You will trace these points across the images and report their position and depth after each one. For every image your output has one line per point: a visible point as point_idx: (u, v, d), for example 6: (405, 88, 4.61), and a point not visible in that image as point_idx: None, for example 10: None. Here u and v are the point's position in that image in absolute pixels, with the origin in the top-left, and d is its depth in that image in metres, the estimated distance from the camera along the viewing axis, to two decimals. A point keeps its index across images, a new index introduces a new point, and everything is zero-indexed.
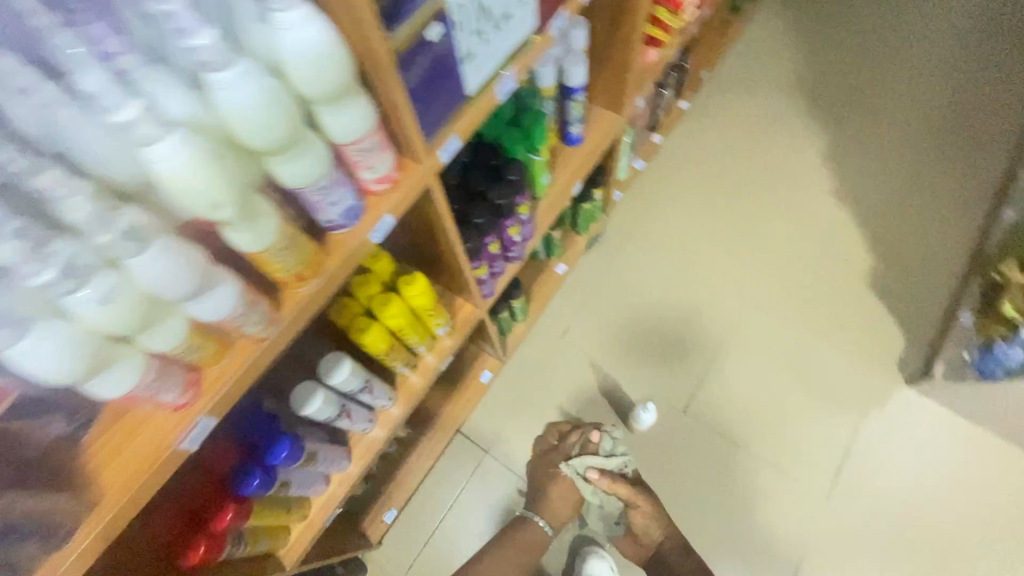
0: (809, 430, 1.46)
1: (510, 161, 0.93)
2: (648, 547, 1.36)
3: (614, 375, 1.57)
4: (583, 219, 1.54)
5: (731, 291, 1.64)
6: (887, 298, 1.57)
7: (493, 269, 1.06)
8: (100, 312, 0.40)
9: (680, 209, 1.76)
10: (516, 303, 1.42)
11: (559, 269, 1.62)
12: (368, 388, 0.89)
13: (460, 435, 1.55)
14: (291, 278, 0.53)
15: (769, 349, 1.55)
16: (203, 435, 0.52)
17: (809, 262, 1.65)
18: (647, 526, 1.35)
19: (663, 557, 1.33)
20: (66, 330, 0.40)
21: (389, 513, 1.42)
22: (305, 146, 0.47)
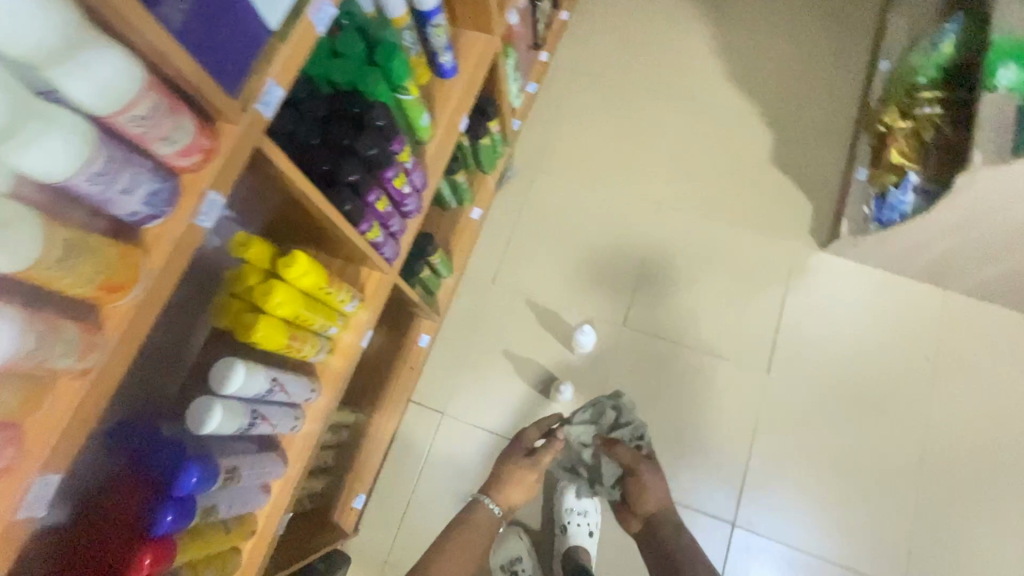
0: (741, 313, 1.51)
1: (372, 106, 0.84)
2: (641, 515, 1.24)
3: (550, 306, 1.56)
4: (485, 155, 1.50)
5: (646, 197, 1.63)
6: (791, 170, 1.61)
7: (390, 229, 0.98)
8: None
9: (581, 125, 1.72)
10: (433, 259, 1.36)
11: (474, 214, 1.58)
12: (278, 387, 0.82)
13: (413, 404, 1.51)
14: (99, 294, 0.48)
15: (692, 246, 1.58)
16: (50, 493, 0.48)
17: (715, 151, 1.66)
18: (643, 495, 1.23)
19: (653, 519, 1.22)
20: None
21: (358, 499, 1.39)
22: (48, 127, 0.40)
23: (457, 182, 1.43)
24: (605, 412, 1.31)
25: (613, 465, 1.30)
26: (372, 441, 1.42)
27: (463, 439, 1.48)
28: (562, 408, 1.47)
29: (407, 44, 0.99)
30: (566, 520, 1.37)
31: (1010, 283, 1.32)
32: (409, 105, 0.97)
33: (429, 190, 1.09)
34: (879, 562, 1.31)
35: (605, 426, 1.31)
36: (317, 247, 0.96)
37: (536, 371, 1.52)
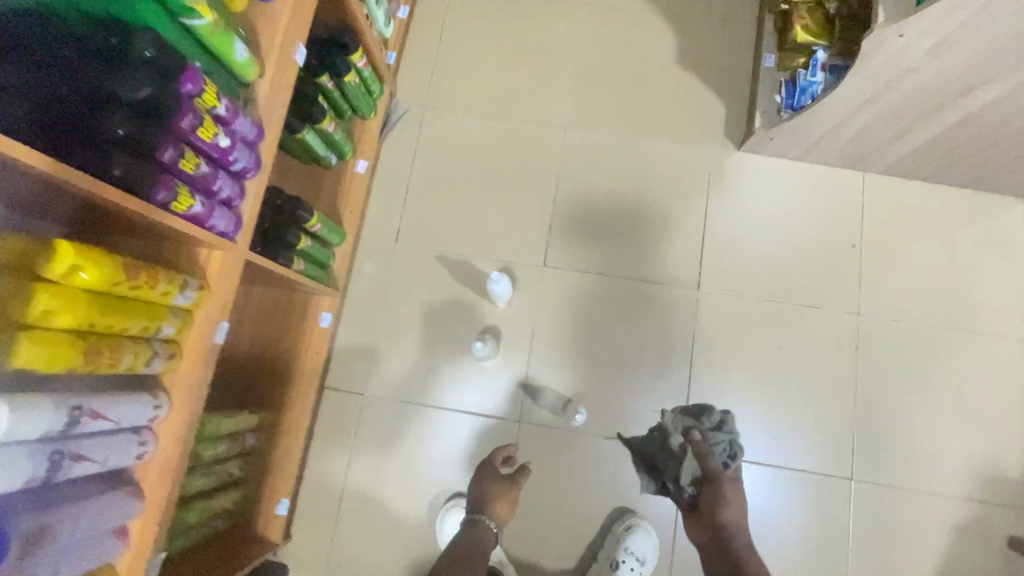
0: (666, 229, 1.41)
1: (133, 29, 0.62)
2: (709, 524, 1.05)
3: (462, 257, 1.41)
4: (357, 97, 1.31)
5: (551, 121, 1.47)
6: (697, 67, 1.48)
7: (217, 194, 0.79)
8: None
9: (469, 50, 1.52)
10: (314, 226, 1.19)
11: (359, 167, 1.41)
12: (91, 418, 0.66)
13: (328, 390, 1.36)
14: None
15: (605, 166, 1.45)
16: None
17: (618, 59, 1.50)
18: (722, 507, 1.04)
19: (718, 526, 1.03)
20: None
21: (281, 505, 1.25)
22: None
23: (328, 132, 1.26)
24: (716, 416, 1.14)
25: (695, 464, 1.06)
26: (287, 439, 1.27)
27: (396, 421, 1.34)
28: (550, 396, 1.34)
29: None
30: (618, 558, 1.22)
31: (926, 152, 1.27)
32: (207, 33, 0.74)
33: (270, 142, 0.89)
34: (832, 459, 1.29)
35: (706, 425, 1.13)
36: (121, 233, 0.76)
37: (459, 331, 1.38)
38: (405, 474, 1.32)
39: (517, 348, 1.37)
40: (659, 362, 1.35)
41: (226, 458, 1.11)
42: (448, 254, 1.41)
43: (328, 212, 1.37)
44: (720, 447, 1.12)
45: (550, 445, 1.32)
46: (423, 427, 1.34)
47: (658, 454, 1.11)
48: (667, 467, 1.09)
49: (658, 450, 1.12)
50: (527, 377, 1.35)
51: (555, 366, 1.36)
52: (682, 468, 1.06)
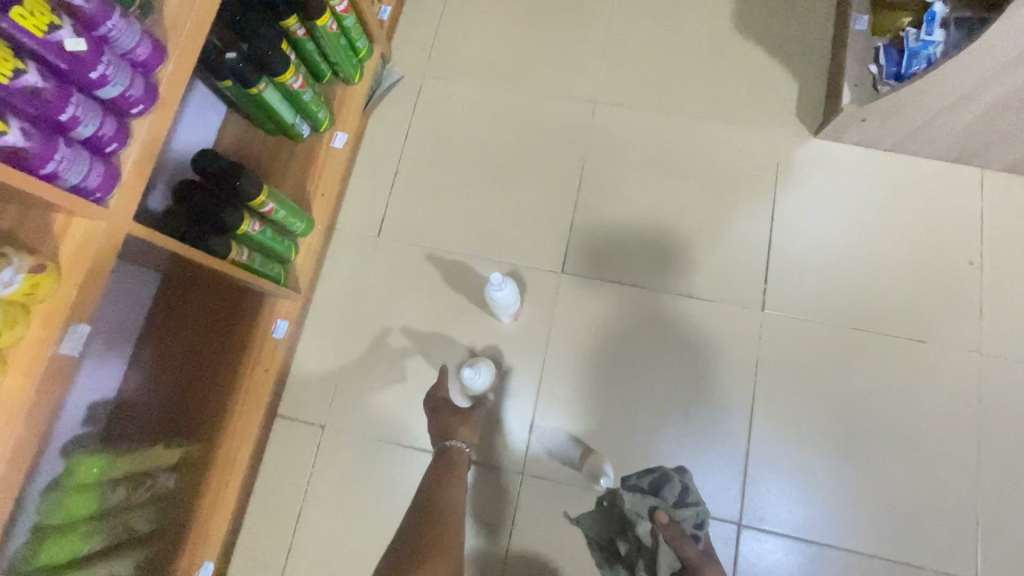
0: (718, 232, 1.11)
1: None
2: None
3: (457, 258, 1.12)
4: (336, 53, 1.05)
5: (575, 98, 1.19)
6: (763, 36, 1.19)
7: (68, 129, 0.52)
8: None
9: (478, 12, 1.26)
10: (265, 208, 0.91)
11: (337, 141, 1.13)
12: None
13: (281, 419, 1.07)
14: None
15: (642, 152, 1.16)
16: None
17: (661, 25, 1.22)
18: None
19: None
20: None
21: (206, 567, 0.96)
22: None
23: (296, 91, 0.99)
24: (670, 487, 0.87)
25: (672, 557, 0.80)
26: (221, 485, 0.97)
27: (363, 467, 1.05)
28: (559, 434, 1.04)
29: None
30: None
31: None
32: None
33: (177, 71, 0.62)
34: (941, 547, 0.95)
35: (668, 501, 0.86)
36: None
37: (449, 349, 1.08)
38: (374, 535, 1.02)
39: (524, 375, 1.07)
40: (706, 403, 1.03)
41: (128, 508, 0.83)
42: (440, 253, 1.13)
43: (295, 195, 1.10)
44: (688, 522, 0.85)
45: (561, 506, 1.01)
46: (399, 472, 1.04)
47: (622, 540, 0.86)
48: (638, 562, 0.83)
49: (624, 541, 0.85)
50: (536, 415, 1.05)
51: (571, 401, 1.05)
52: (658, 567, 0.80)
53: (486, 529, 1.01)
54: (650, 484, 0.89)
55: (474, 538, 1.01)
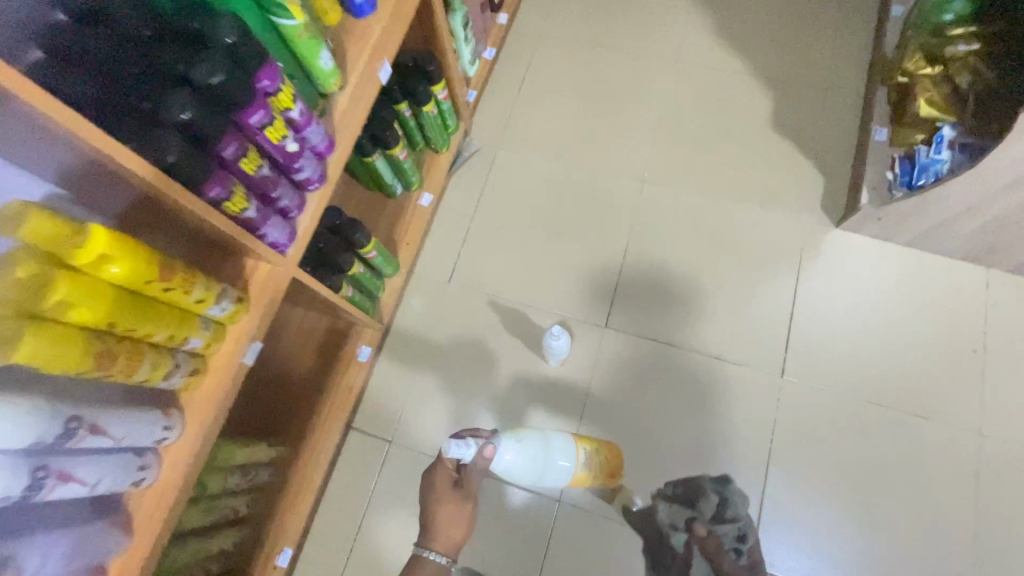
0: (745, 303, 1.26)
1: (214, 18, 0.58)
2: None
3: (516, 305, 1.31)
4: (433, 130, 1.28)
5: (627, 176, 1.39)
6: (794, 134, 1.37)
7: (274, 202, 0.72)
8: None
9: (549, 96, 1.48)
10: (368, 253, 1.12)
11: (424, 200, 1.35)
12: (89, 432, 0.57)
13: (353, 432, 1.24)
14: None
15: (682, 227, 1.33)
16: None
17: (706, 118, 1.41)
18: None
19: None
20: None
21: (285, 554, 1.11)
22: None
23: (399, 160, 1.21)
24: (702, 494, 0.97)
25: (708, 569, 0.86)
26: (302, 483, 1.15)
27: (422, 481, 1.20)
28: None
29: None
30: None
31: None
32: (295, 35, 0.71)
33: (340, 158, 0.83)
34: None
35: (705, 514, 0.94)
36: (185, 236, 0.73)
37: (503, 384, 1.24)
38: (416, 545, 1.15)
39: (565, 461, 0.90)
40: (727, 455, 1.16)
41: (235, 494, 1.00)
42: (501, 299, 1.31)
43: (385, 242, 1.31)
44: (727, 537, 0.91)
45: (594, 528, 1.15)
46: None
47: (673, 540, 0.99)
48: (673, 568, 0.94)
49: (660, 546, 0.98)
50: None
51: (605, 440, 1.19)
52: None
53: (512, 552, 1.15)
54: (685, 494, 1.00)
55: (518, 551, 1.15)
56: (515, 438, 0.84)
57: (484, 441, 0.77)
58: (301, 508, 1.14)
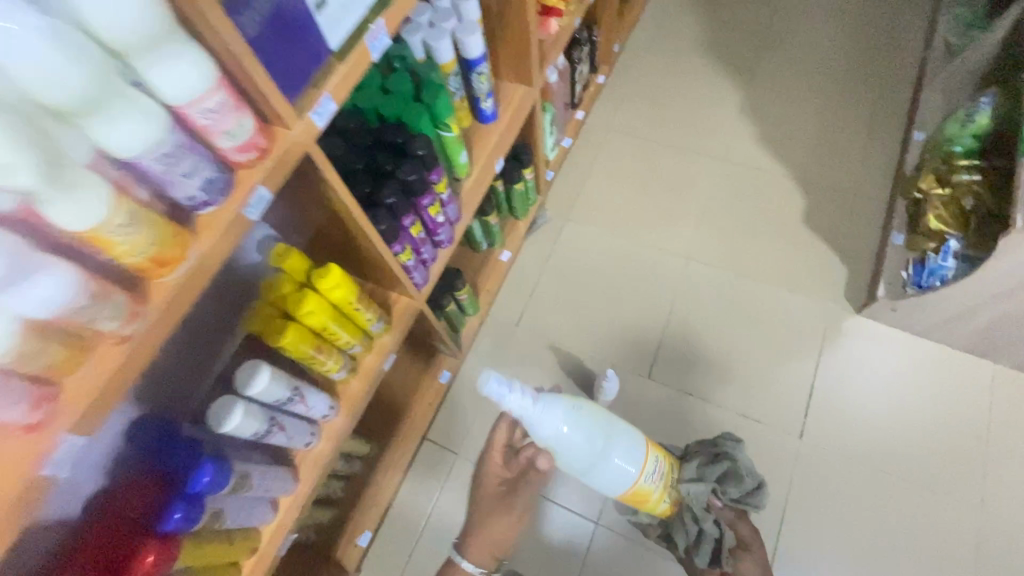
0: (773, 373, 1.45)
1: (415, 137, 0.89)
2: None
3: (573, 352, 1.54)
4: (519, 200, 1.51)
5: (676, 253, 1.63)
6: (824, 232, 1.60)
7: (420, 256, 1.01)
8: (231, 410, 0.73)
9: (614, 180, 1.76)
10: (461, 295, 1.37)
11: (504, 256, 1.60)
12: (300, 398, 0.83)
13: (427, 442, 1.47)
14: (146, 266, 0.47)
15: (721, 301, 1.55)
16: (69, 455, 0.45)
17: (746, 211, 1.66)
18: None
19: None
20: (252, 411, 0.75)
21: (364, 537, 1.32)
22: (123, 105, 0.41)
23: (490, 223, 1.43)
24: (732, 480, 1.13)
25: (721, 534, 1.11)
26: (383, 480, 1.37)
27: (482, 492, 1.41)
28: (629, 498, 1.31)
29: (453, 91, 1.06)
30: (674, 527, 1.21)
31: None
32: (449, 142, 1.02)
33: (460, 226, 1.13)
34: None
35: (729, 490, 1.13)
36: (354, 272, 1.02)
37: None
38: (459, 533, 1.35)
39: (617, 458, 1.04)
40: None
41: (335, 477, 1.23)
42: (561, 346, 1.55)
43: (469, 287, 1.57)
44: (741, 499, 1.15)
45: (626, 551, 1.28)
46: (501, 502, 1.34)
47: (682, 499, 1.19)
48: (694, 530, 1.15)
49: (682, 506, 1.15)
50: None
51: None
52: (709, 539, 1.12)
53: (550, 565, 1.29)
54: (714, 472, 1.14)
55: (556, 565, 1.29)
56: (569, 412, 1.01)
57: (526, 397, 0.93)
58: (380, 500, 1.35)
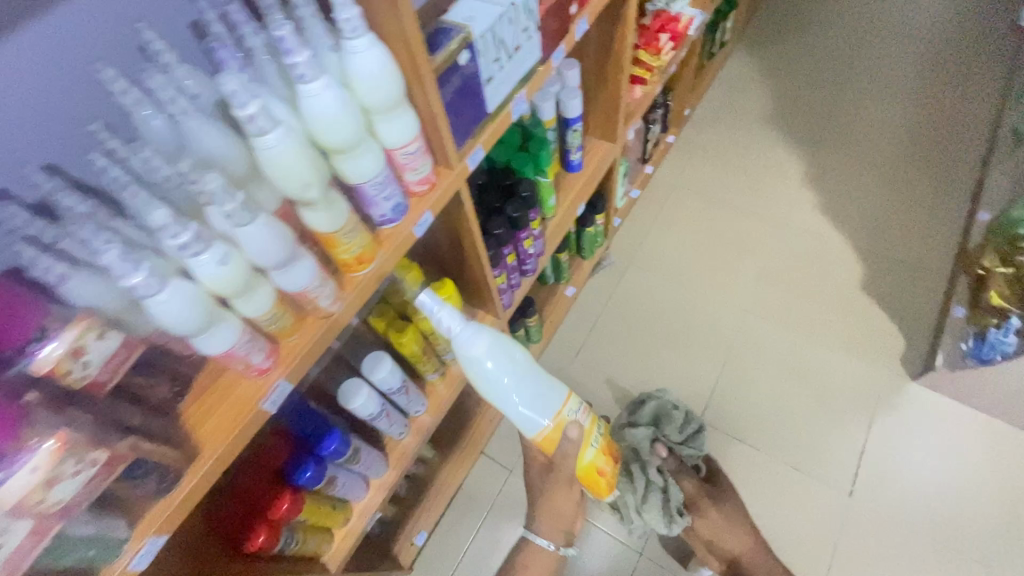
0: (825, 431, 1.49)
1: (521, 181, 1.04)
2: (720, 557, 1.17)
3: (628, 389, 1.63)
4: (589, 243, 1.64)
5: (734, 305, 1.71)
6: (882, 299, 1.65)
7: (509, 282, 1.16)
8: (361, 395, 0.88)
9: (677, 231, 1.87)
10: (531, 322, 1.48)
11: (568, 291, 1.69)
12: (404, 390, 0.97)
13: (483, 457, 1.56)
14: (350, 262, 0.63)
15: (776, 356, 1.61)
16: (282, 397, 0.60)
17: (805, 273, 1.73)
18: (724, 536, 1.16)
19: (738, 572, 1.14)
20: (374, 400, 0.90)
21: (420, 536, 1.40)
22: (366, 146, 0.57)
23: (561, 260, 1.56)
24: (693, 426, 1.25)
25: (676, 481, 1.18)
26: (440, 487, 1.45)
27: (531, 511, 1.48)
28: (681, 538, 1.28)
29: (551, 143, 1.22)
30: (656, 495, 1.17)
31: None
32: (543, 186, 1.17)
33: (542, 259, 1.27)
34: None
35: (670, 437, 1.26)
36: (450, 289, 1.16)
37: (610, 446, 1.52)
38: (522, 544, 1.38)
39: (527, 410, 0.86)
40: (796, 557, 1.36)
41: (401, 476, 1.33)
42: (616, 381, 1.64)
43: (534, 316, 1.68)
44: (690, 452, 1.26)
45: None
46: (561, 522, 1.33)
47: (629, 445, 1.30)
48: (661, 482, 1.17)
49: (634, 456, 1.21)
50: None
51: None
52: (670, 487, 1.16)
53: None
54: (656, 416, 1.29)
55: None
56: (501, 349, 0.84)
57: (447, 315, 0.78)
58: (436, 506, 1.43)
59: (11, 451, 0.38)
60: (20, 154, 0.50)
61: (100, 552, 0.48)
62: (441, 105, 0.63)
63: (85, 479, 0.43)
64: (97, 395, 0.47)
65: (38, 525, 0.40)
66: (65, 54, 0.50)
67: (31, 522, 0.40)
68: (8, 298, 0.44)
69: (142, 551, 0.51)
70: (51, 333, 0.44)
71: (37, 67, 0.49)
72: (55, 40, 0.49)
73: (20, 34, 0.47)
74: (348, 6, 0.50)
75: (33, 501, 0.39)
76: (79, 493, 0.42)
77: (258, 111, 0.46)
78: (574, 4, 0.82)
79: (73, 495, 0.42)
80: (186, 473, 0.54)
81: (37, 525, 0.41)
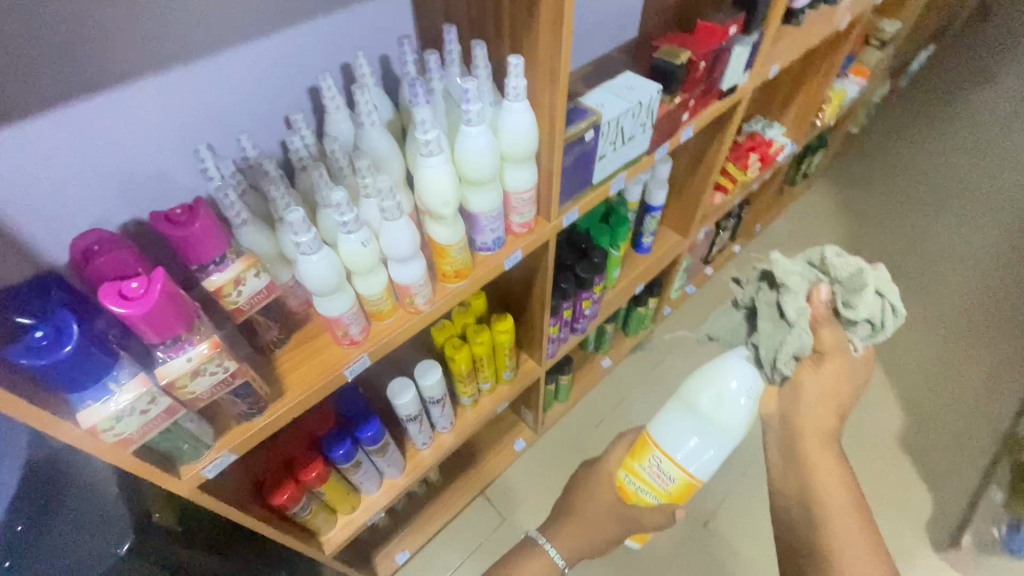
0: None
1: (596, 247, 1.14)
2: None
3: None
4: (635, 321, 1.69)
5: None
6: (918, 461, 1.60)
7: (559, 335, 1.23)
8: (405, 396, 0.95)
9: None
10: (563, 380, 1.52)
11: (604, 361, 1.72)
12: (441, 404, 1.03)
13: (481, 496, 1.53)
14: (448, 274, 0.72)
15: None
16: (359, 370, 0.68)
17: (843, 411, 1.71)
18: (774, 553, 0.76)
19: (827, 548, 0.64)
20: (415, 403, 0.97)
21: (402, 555, 1.40)
22: (493, 184, 0.69)
23: (604, 330, 1.61)
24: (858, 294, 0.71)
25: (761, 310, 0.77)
26: (432, 513, 1.46)
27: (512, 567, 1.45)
28: None
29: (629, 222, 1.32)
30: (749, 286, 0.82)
31: None
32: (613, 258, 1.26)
33: (592, 323, 1.34)
34: None
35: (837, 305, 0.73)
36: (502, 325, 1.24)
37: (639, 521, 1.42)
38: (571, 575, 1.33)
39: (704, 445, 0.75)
40: None
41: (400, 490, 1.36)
42: None
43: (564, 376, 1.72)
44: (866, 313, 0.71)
45: None
46: None
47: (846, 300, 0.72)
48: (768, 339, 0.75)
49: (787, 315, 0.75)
50: None
51: None
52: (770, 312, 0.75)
53: None
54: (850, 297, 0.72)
55: None
56: (676, 396, 0.78)
57: None
58: (422, 532, 1.43)
59: (182, 340, 0.49)
60: (236, 124, 0.65)
61: (192, 447, 0.56)
62: (560, 167, 0.74)
63: (216, 381, 0.52)
64: (233, 317, 0.58)
65: (174, 405, 0.50)
66: (290, 59, 0.65)
67: (169, 402, 0.49)
68: (208, 223, 0.53)
69: (215, 461, 0.59)
70: (228, 260, 0.55)
71: (270, 65, 0.64)
72: (288, 48, 0.64)
73: (276, 39, 0.62)
74: (520, 77, 0.62)
75: (180, 384, 0.49)
76: (206, 390, 0.52)
77: (432, 137, 0.59)
78: (686, 112, 0.94)
79: (200, 391, 0.52)
80: (270, 407, 0.62)
81: (173, 406, 0.50)
